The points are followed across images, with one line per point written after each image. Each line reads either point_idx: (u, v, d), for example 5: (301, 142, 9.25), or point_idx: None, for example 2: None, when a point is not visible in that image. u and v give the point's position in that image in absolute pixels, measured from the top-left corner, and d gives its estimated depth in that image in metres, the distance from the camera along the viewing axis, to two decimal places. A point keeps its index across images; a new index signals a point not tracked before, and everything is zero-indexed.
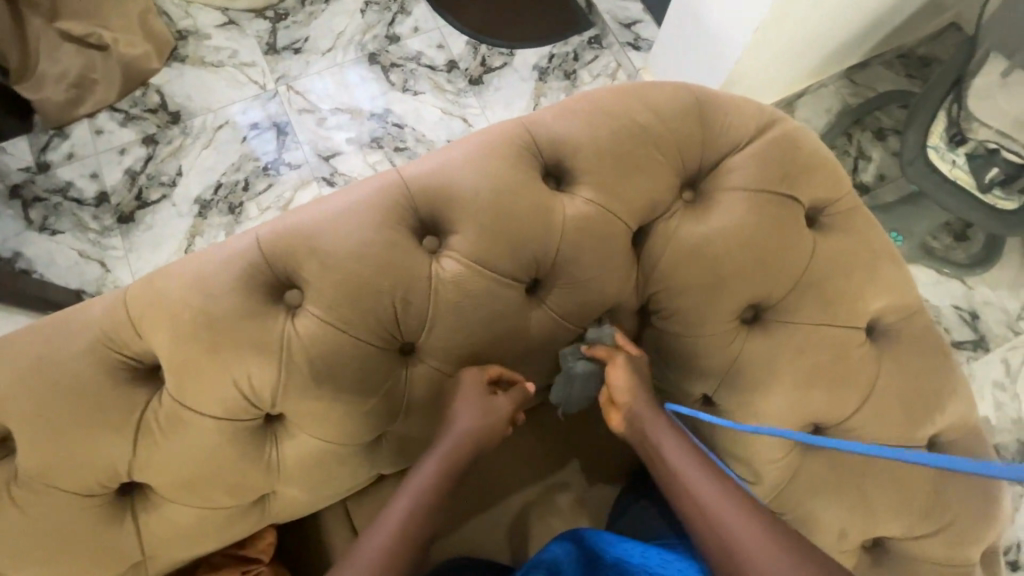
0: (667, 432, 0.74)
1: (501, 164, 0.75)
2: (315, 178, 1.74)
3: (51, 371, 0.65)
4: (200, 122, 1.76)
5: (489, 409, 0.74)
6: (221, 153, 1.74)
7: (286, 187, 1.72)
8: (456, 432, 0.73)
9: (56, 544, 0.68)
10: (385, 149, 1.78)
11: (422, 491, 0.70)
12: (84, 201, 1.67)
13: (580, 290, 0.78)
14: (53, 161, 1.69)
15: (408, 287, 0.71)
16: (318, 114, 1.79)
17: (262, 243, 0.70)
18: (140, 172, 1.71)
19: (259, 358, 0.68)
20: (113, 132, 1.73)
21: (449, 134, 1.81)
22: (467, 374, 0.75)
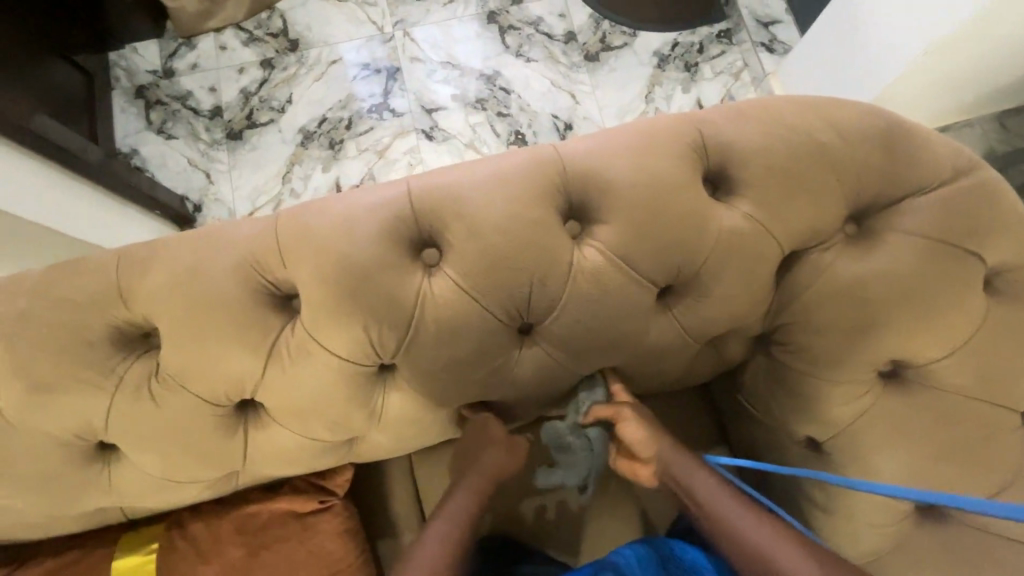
0: (697, 468, 0.75)
1: (661, 159, 0.71)
2: (415, 130, 1.73)
3: (202, 281, 0.68)
4: (316, 54, 1.78)
5: (511, 449, 0.83)
6: (332, 88, 1.76)
7: (385, 133, 1.73)
8: (484, 474, 0.81)
9: (172, 441, 0.72)
10: (488, 112, 1.75)
11: (454, 521, 0.76)
12: (200, 112, 1.74)
13: (712, 305, 0.75)
14: (178, 69, 1.77)
15: (547, 269, 0.69)
16: (428, 66, 1.78)
17: (409, 197, 0.70)
18: (254, 93, 1.76)
19: (391, 310, 0.68)
20: (235, 50, 1.78)
21: (554, 108, 1.75)
22: (488, 426, 0.83)
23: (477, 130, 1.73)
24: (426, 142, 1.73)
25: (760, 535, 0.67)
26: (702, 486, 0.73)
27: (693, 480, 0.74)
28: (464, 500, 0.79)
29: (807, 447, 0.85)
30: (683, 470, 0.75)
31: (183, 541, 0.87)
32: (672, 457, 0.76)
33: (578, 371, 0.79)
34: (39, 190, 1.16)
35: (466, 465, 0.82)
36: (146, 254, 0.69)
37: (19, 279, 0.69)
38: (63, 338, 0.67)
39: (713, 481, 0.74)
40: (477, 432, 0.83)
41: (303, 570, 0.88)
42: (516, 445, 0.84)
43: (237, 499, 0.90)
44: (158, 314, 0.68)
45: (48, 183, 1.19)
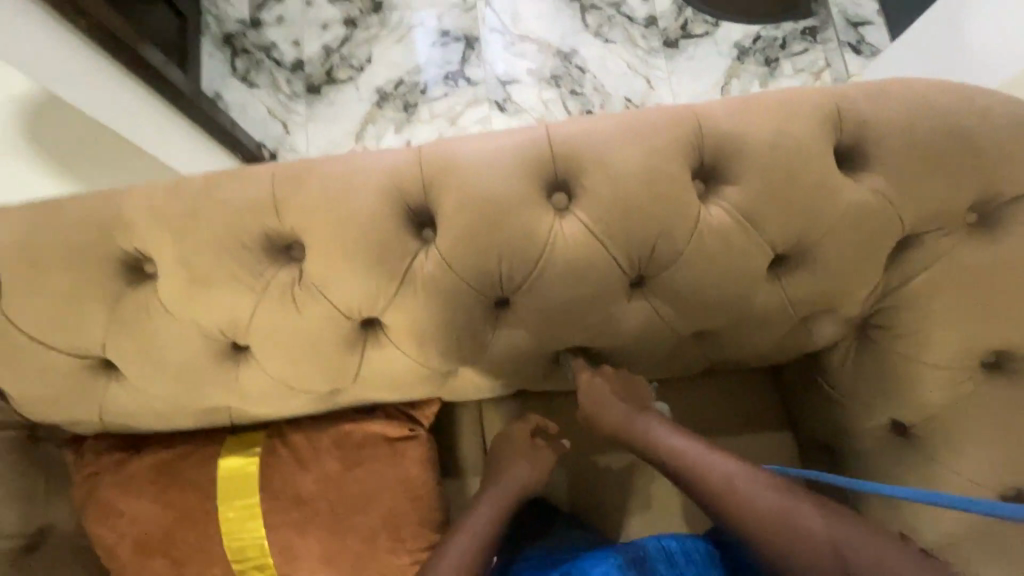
0: (693, 448, 0.77)
1: (797, 127, 0.72)
2: (488, 101, 1.75)
3: (349, 200, 0.72)
4: (399, 17, 1.82)
5: (535, 458, 0.93)
6: (410, 51, 1.79)
7: (458, 101, 1.75)
8: (511, 479, 0.90)
9: (302, 347, 0.77)
10: (562, 89, 1.75)
11: (489, 516, 0.87)
12: (283, 64, 1.80)
13: (823, 279, 0.77)
14: (265, 20, 1.82)
15: (675, 223, 0.71)
16: (508, 37, 1.79)
17: (547, 143, 0.73)
18: (336, 51, 1.81)
19: (523, 245, 0.71)
20: (320, 7, 1.83)
21: (628, 91, 1.76)
22: (513, 434, 0.95)
23: (549, 105, 1.74)
24: (497, 113, 1.75)
25: (763, 502, 0.69)
26: (697, 464, 0.75)
27: (690, 459, 0.76)
28: (487, 508, 0.88)
29: (894, 433, 0.88)
30: (678, 445, 0.78)
31: (284, 448, 0.93)
32: (656, 431, 0.80)
33: (679, 329, 0.82)
34: (120, 106, 1.03)
35: (494, 477, 0.91)
36: (300, 171, 0.74)
37: (185, 183, 0.75)
38: (224, 238, 0.72)
39: (709, 454, 0.75)
40: (504, 444, 0.95)
41: (389, 490, 0.94)
42: (538, 453, 0.93)
43: (335, 417, 0.96)
44: (307, 226, 0.73)
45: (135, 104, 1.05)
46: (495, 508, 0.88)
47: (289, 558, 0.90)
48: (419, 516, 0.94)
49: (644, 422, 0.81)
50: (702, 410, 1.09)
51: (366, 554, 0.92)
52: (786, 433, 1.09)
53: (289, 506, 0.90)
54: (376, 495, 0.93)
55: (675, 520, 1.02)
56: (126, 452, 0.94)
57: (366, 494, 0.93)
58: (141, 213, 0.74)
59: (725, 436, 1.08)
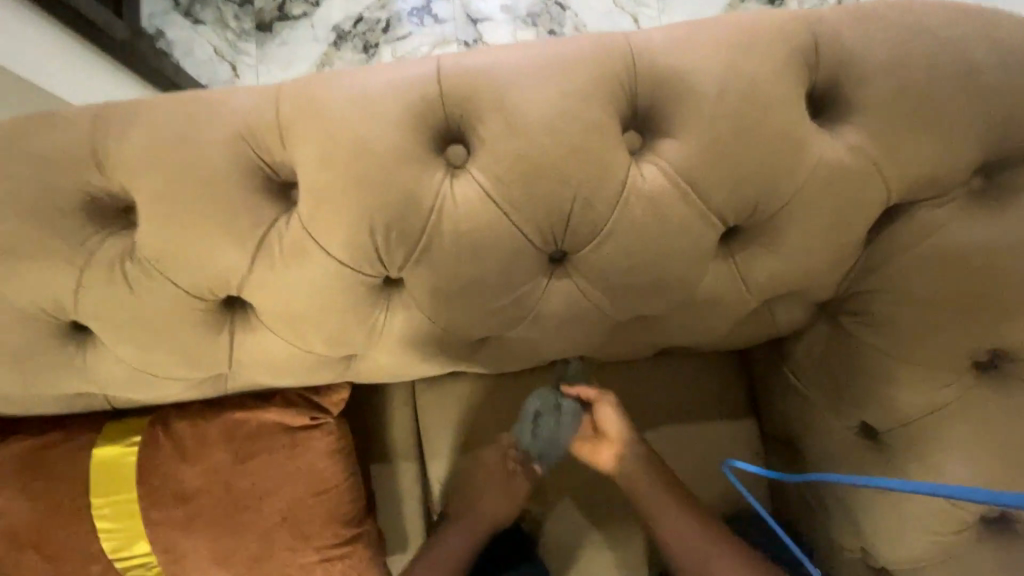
0: (673, 511, 0.81)
1: (761, 63, 0.56)
2: (456, 39, 1.28)
3: (183, 152, 0.57)
4: None
5: (508, 489, 0.86)
6: None
7: (422, 43, 1.29)
8: (482, 515, 0.87)
9: (149, 332, 0.64)
10: (539, 30, 1.30)
11: (449, 552, 0.85)
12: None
13: (784, 258, 0.63)
14: None
15: (595, 186, 0.56)
16: None
17: (438, 79, 0.56)
18: None
19: (404, 212, 0.57)
20: None
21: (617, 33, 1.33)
22: (488, 459, 0.87)
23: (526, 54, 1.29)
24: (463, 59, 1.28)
25: None
26: (683, 533, 0.80)
27: (673, 523, 0.80)
28: (460, 537, 0.86)
29: (865, 438, 0.74)
30: (658, 503, 0.81)
31: (167, 439, 0.82)
32: (647, 489, 0.81)
33: (611, 314, 0.69)
34: None
35: (461, 503, 0.88)
36: (127, 114, 0.59)
37: None
38: (33, 200, 0.58)
39: (678, 511, 0.81)
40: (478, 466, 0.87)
41: (288, 485, 0.84)
42: (511, 483, 0.86)
43: (226, 404, 0.84)
44: (134, 185, 0.58)
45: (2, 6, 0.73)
46: (458, 543, 0.86)
47: (175, 557, 0.81)
48: (326, 511, 0.85)
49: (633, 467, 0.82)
50: (655, 398, 0.97)
51: (264, 553, 0.83)
52: (747, 423, 0.97)
53: (172, 504, 0.81)
54: (273, 490, 0.83)
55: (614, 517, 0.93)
56: None
57: (260, 491, 0.83)
58: None
59: (679, 426, 0.96)
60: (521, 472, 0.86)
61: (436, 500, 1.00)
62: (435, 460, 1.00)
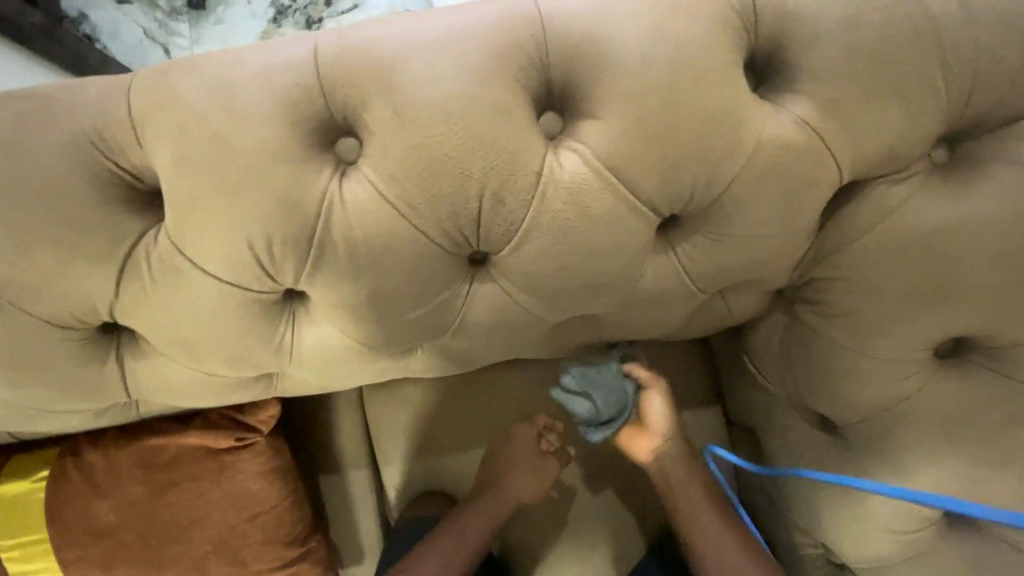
0: (708, 506, 0.77)
1: (691, 28, 0.48)
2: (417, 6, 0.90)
3: (19, 160, 0.48)
4: None
5: (541, 473, 0.84)
6: None
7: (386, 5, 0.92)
8: (511, 493, 0.83)
9: (17, 367, 0.56)
10: None
11: (463, 536, 0.82)
12: None
13: (730, 246, 0.56)
14: None
15: (505, 179, 0.49)
16: None
17: (316, 60, 0.48)
18: None
19: (287, 220, 0.49)
20: None
21: None
22: (521, 433, 0.85)
23: None
24: None
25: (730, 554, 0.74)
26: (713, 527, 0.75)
27: (695, 506, 0.77)
28: (477, 521, 0.83)
29: (826, 432, 0.70)
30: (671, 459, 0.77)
31: (76, 472, 0.75)
32: (682, 484, 0.78)
33: (546, 317, 0.62)
34: None
35: (488, 484, 0.85)
36: None
37: None
38: None
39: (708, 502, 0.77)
40: (510, 442, 0.85)
41: (217, 512, 0.77)
42: (540, 462, 0.84)
43: (140, 430, 0.76)
44: None
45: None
46: (474, 533, 0.82)
47: None
48: (262, 535, 0.79)
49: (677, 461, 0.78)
50: None
51: None
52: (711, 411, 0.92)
53: (87, 542, 0.74)
54: (201, 518, 0.77)
55: (575, 518, 0.89)
56: None
57: (187, 519, 0.76)
58: None
59: None
60: (553, 454, 0.86)
61: (392, 509, 0.95)
62: (384, 468, 0.94)
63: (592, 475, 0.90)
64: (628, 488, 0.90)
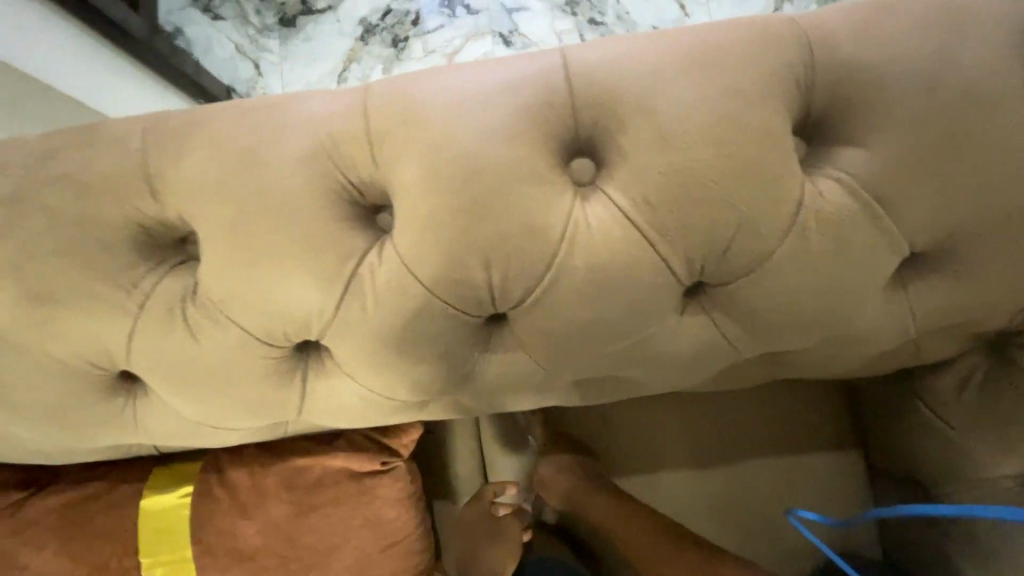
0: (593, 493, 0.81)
1: (970, 54, 0.45)
2: (491, 33, 1.06)
3: (257, 173, 0.47)
4: None
5: (500, 537, 0.82)
6: None
7: (456, 32, 1.06)
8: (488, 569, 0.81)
9: (215, 384, 0.54)
10: (579, 20, 1.05)
11: None
12: None
13: (972, 285, 0.52)
14: None
15: (762, 209, 0.45)
16: None
17: (567, 79, 0.46)
18: None
19: (525, 244, 0.46)
20: None
21: (657, 19, 1.04)
22: (466, 514, 0.84)
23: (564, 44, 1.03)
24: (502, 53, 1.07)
25: None
26: (642, 542, 0.77)
27: (624, 531, 0.79)
28: None
29: None
30: (566, 490, 0.82)
31: (221, 490, 0.73)
32: (588, 499, 0.81)
33: (746, 354, 0.58)
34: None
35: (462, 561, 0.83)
36: (180, 125, 0.49)
37: (19, 148, 0.50)
38: (70, 233, 0.49)
39: (618, 513, 0.80)
40: (462, 517, 0.84)
41: (356, 539, 0.74)
42: (486, 521, 0.82)
43: (286, 449, 0.75)
44: (198, 213, 0.48)
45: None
46: None
47: None
48: (396, 566, 0.75)
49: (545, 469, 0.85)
50: (755, 432, 0.85)
51: None
52: (858, 455, 0.86)
53: (229, 563, 0.72)
54: (341, 544, 0.73)
55: None
56: (23, 492, 0.73)
57: (327, 545, 0.73)
58: None
59: (782, 461, 0.85)
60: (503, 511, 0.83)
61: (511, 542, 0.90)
62: None
63: (731, 518, 0.84)
64: (771, 535, 0.84)
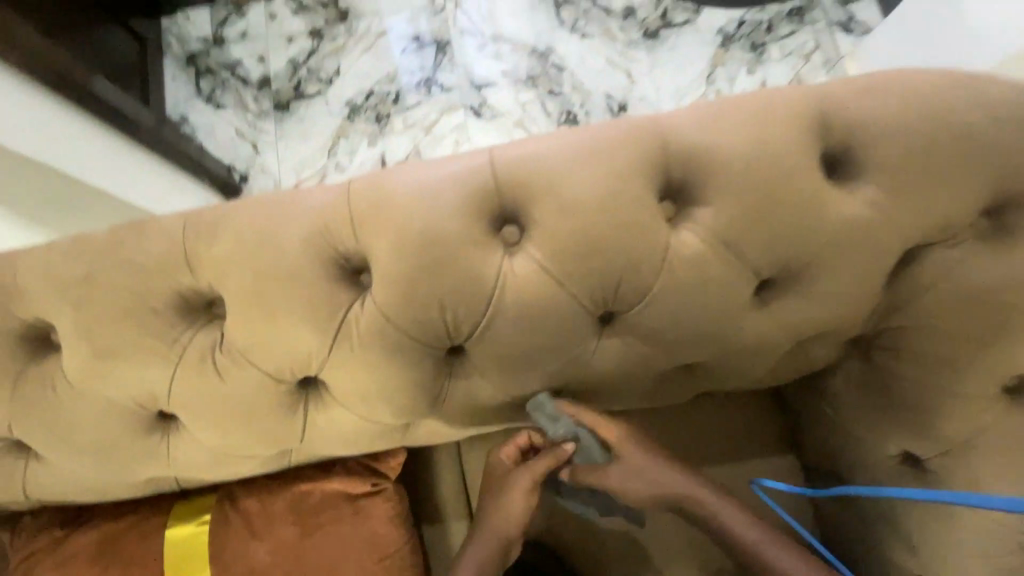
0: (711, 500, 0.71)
1: (778, 136, 0.63)
2: (463, 106, 1.34)
3: (269, 249, 0.63)
4: (366, 26, 1.39)
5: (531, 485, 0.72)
6: (382, 61, 1.37)
7: (432, 108, 1.34)
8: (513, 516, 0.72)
9: (234, 415, 0.69)
10: (540, 90, 1.34)
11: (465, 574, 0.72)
12: (249, 82, 1.38)
13: (816, 301, 0.68)
14: (229, 37, 1.40)
15: (640, 254, 0.62)
16: (481, 39, 1.37)
17: (493, 168, 0.63)
18: (302, 64, 1.38)
19: (469, 290, 0.62)
20: (283, 20, 1.41)
21: (609, 89, 1.34)
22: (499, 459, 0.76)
23: (529, 111, 1.33)
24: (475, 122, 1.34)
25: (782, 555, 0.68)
26: (739, 518, 0.70)
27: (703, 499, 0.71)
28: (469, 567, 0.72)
29: (910, 466, 0.78)
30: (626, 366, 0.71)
31: (235, 516, 0.85)
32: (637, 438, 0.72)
33: (658, 367, 0.73)
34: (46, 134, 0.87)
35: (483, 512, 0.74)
36: (211, 217, 0.66)
37: (89, 241, 0.66)
38: (126, 302, 0.64)
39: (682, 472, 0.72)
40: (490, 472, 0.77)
41: (355, 553, 0.84)
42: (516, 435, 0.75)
43: (290, 478, 0.88)
44: (224, 282, 0.64)
45: (32, 105, 0.85)
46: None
47: None
48: None
49: (644, 464, 0.70)
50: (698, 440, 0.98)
51: None
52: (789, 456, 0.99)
53: None
54: (340, 559, 0.84)
55: None
56: (64, 529, 0.85)
57: (328, 560, 0.83)
58: (43, 281, 0.66)
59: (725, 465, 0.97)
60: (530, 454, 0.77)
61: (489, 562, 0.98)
62: None
63: None
64: None
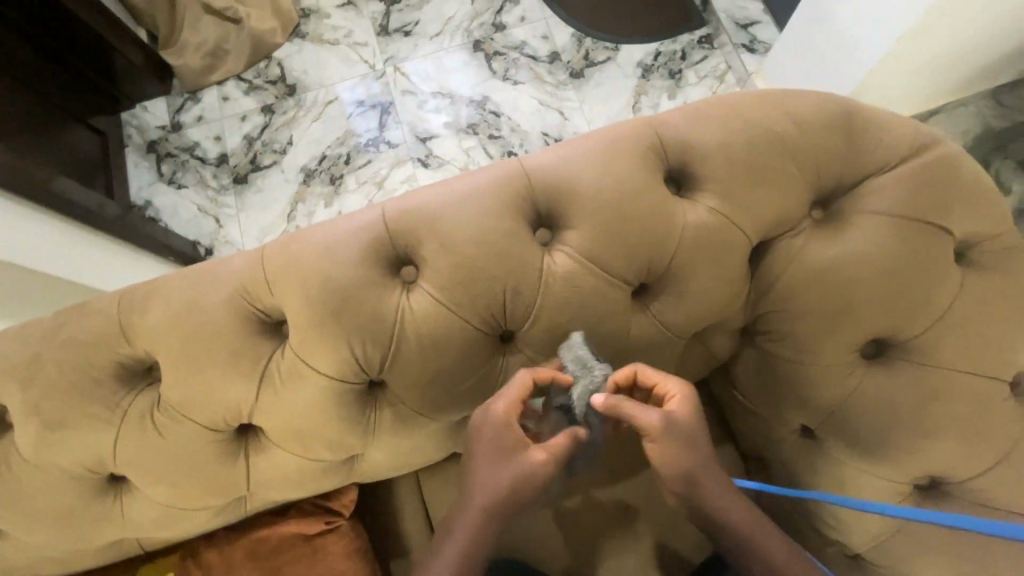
0: (715, 486, 0.62)
1: (625, 163, 0.74)
2: (411, 159, 1.46)
3: (194, 312, 0.72)
4: (313, 97, 1.52)
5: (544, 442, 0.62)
6: (332, 128, 1.49)
7: (381, 165, 1.46)
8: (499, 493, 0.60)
9: (179, 469, 0.75)
10: (480, 137, 1.47)
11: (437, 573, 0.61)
12: (208, 160, 1.49)
13: (689, 300, 0.76)
14: (185, 122, 1.52)
15: (519, 277, 0.71)
16: (419, 97, 1.50)
17: (386, 219, 0.73)
18: (257, 138, 1.50)
19: (373, 328, 0.71)
20: (237, 101, 1.53)
21: (544, 127, 1.47)
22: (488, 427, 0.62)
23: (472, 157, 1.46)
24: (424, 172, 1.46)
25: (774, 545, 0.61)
26: (733, 505, 0.62)
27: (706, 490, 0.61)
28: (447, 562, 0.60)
29: (807, 438, 0.85)
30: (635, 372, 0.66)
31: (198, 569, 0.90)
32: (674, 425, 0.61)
33: None
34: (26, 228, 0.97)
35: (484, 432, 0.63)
36: (144, 290, 0.74)
37: (36, 325, 0.74)
38: (70, 376, 0.71)
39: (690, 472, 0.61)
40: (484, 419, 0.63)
41: None
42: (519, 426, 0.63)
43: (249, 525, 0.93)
44: (157, 347, 0.72)
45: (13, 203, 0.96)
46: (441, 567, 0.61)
47: None
48: None
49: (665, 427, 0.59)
50: None
51: None
52: None
53: None
54: None
55: None
56: None
57: None
58: None
59: None
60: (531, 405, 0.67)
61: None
62: None
63: None
64: None
